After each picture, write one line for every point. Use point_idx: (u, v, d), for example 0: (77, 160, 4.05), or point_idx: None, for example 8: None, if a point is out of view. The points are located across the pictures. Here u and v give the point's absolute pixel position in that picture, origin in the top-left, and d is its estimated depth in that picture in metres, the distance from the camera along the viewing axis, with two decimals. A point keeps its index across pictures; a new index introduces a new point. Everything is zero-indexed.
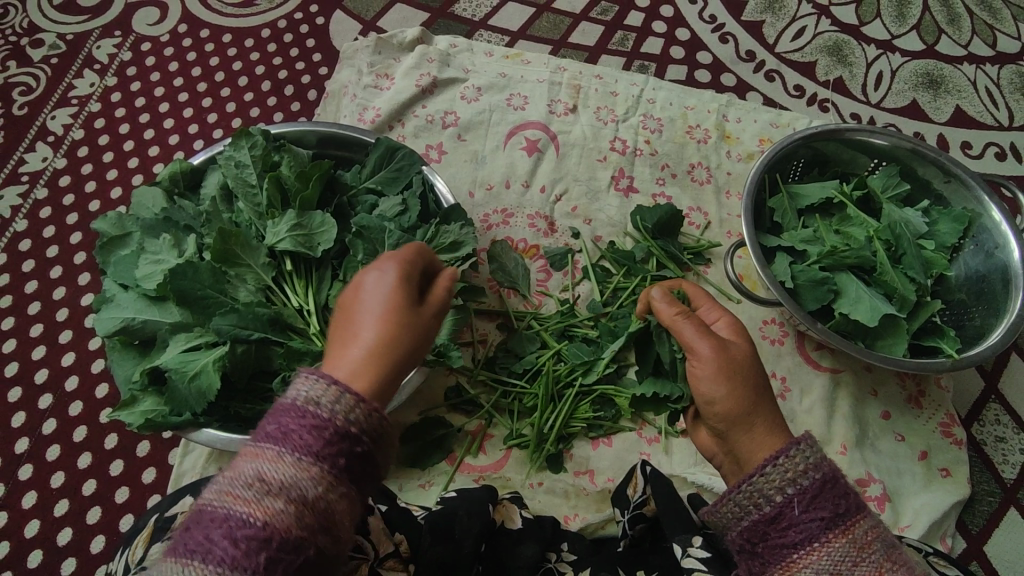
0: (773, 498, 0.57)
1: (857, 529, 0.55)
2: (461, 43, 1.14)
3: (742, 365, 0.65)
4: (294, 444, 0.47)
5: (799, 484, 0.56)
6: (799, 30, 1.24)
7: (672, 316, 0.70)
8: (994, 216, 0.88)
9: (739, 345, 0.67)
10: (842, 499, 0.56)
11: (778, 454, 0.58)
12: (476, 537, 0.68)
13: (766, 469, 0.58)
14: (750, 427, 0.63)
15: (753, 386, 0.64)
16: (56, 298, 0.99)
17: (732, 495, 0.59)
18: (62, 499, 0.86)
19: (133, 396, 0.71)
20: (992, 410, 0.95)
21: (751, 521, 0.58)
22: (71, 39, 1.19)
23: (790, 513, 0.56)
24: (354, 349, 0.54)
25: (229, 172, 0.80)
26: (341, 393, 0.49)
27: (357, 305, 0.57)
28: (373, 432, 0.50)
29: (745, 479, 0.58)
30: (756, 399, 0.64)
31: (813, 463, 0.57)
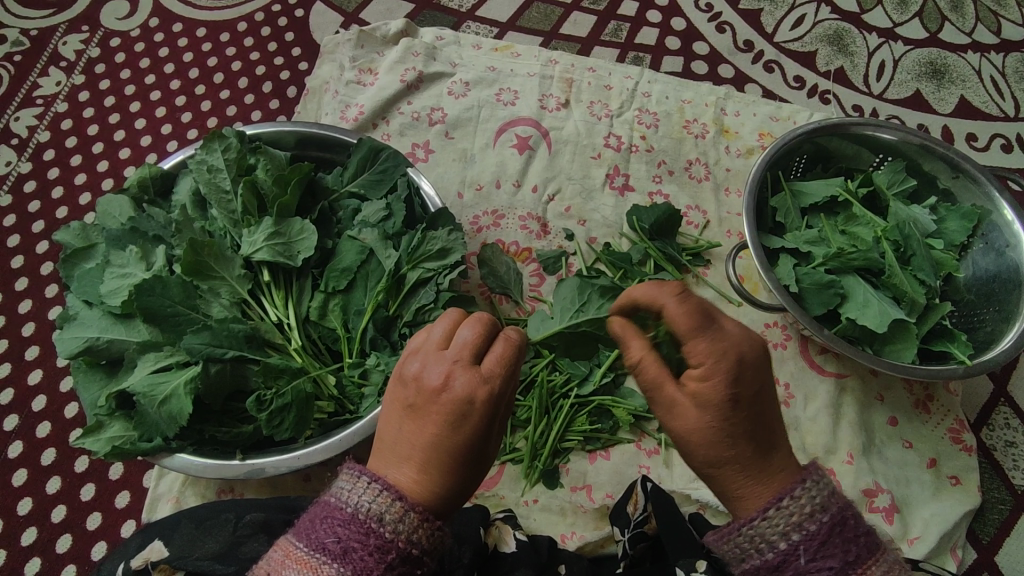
0: (777, 544, 0.50)
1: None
2: (447, 35, 1.09)
3: (719, 430, 0.52)
4: (354, 566, 0.46)
5: (805, 530, 0.49)
6: (799, 18, 1.20)
7: (636, 360, 0.54)
8: (1005, 214, 0.84)
9: (713, 401, 0.51)
10: (852, 544, 0.49)
11: (781, 495, 0.51)
12: (468, 567, 0.64)
13: (767, 513, 0.51)
14: (729, 496, 0.54)
15: (727, 438, 0.52)
16: (22, 312, 0.94)
17: (732, 535, 0.52)
18: (30, 526, 0.82)
19: (99, 421, 0.67)
20: (1001, 413, 0.92)
21: (753, 565, 0.51)
22: (36, 36, 1.13)
23: (796, 561, 0.49)
24: (412, 463, 0.50)
25: (201, 177, 0.75)
26: (405, 511, 0.48)
27: (433, 415, 0.50)
28: (431, 551, 0.49)
29: (745, 521, 0.51)
30: (727, 470, 0.53)
31: (820, 504, 0.50)
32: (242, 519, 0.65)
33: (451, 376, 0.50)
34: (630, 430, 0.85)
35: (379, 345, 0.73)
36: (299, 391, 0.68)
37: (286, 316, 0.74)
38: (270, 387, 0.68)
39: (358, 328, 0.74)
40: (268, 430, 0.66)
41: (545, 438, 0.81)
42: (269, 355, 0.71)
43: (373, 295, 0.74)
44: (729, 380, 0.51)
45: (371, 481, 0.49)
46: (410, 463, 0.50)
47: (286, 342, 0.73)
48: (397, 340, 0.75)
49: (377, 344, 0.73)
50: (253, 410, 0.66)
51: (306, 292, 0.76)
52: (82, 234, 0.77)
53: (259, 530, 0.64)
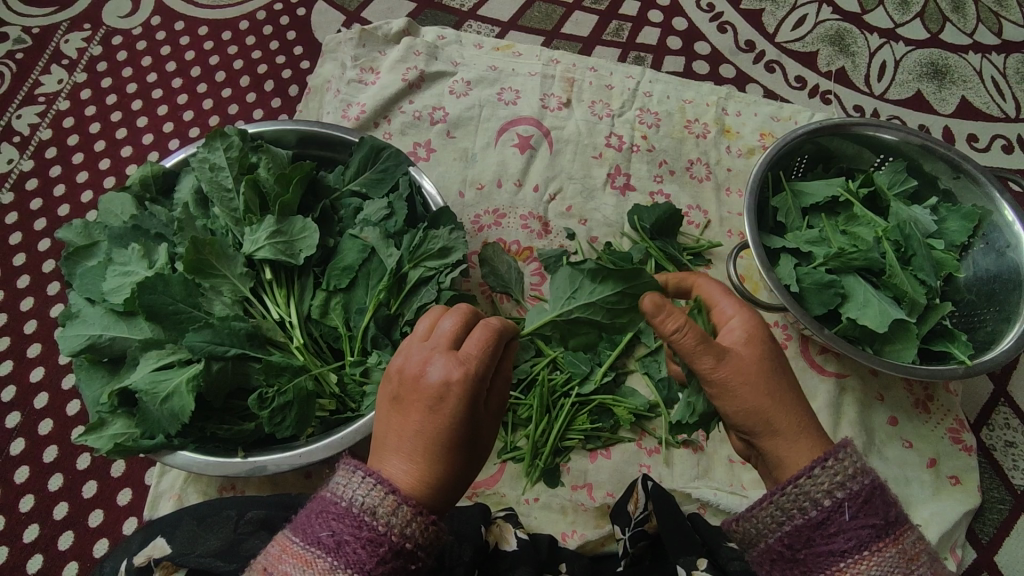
0: (821, 502, 0.53)
1: (905, 539, 0.52)
2: (449, 35, 1.09)
3: (769, 368, 0.58)
4: (347, 559, 0.46)
5: (849, 488, 0.53)
6: (801, 18, 1.20)
7: (677, 325, 0.58)
8: (1005, 214, 0.84)
9: (750, 359, 0.59)
10: (890, 507, 0.53)
11: (826, 455, 0.54)
12: (469, 564, 0.64)
13: (813, 471, 0.54)
14: (791, 438, 0.58)
15: (769, 394, 0.58)
16: (23, 309, 0.94)
17: (778, 495, 0.55)
18: (32, 523, 0.82)
19: (101, 419, 0.67)
20: (1001, 413, 0.92)
21: (795, 525, 0.54)
22: (38, 34, 1.13)
23: (839, 519, 0.52)
24: (403, 451, 0.51)
25: (203, 175, 0.75)
26: (398, 505, 0.48)
27: (416, 401, 0.51)
28: (428, 547, 0.49)
29: (791, 480, 0.55)
30: (782, 406, 0.58)
31: (861, 468, 0.54)
32: (243, 516, 0.65)
33: (429, 364, 0.52)
34: (630, 429, 0.85)
35: (381, 343, 0.73)
36: (300, 389, 0.68)
37: (288, 314, 0.74)
38: (272, 385, 0.68)
39: (359, 327, 0.74)
40: (269, 427, 0.66)
41: (546, 437, 0.82)
42: (271, 353, 0.71)
43: (374, 293, 0.74)
44: (754, 345, 0.60)
45: (365, 474, 0.49)
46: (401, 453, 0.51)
47: (288, 340, 0.73)
48: (398, 339, 0.75)
49: (378, 342, 0.74)
50: (254, 408, 0.67)
51: (308, 290, 0.76)
52: (84, 232, 0.77)
53: (260, 527, 0.64)
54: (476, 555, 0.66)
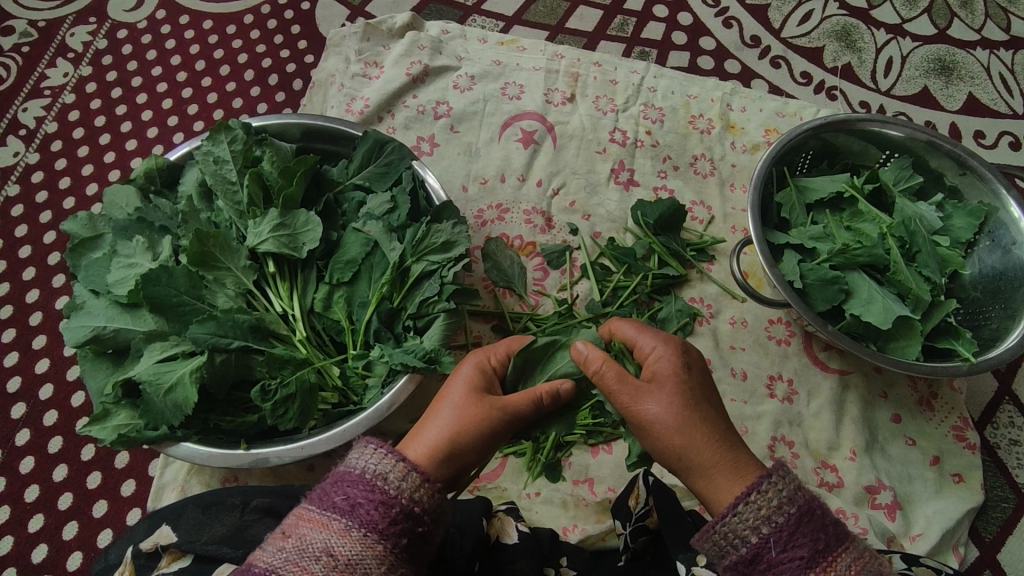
0: (750, 539, 0.54)
1: (839, 564, 0.52)
2: (453, 29, 1.09)
3: (687, 403, 0.61)
4: (360, 518, 0.50)
5: (775, 522, 0.53)
6: (807, 13, 1.19)
7: (596, 366, 0.62)
8: (1011, 211, 0.84)
9: (668, 389, 0.61)
10: (820, 533, 0.53)
11: (750, 490, 0.55)
12: (470, 556, 0.66)
13: (738, 508, 0.54)
14: (707, 470, 0.59)
15: (680, 430, 0.60)
16: (30, 301, 0.95)
17: (709, 533, 0.55)
18: (37, 513, 0.83)
19: (104, 410, 0.67)
20: (1006, 412, 0.92)
21: (730, 561, 0.54)
22: (43, 27, 1.13)
23: (769, 554, 0.53)
24: (425, 439, 0.59)
25: (207, 168, 0.76)
26: (408, 471, 0.53)
27: (441, 399, 0.62)
28: (432, 513, 0.53)
29: (719, 518, 0.55)
30: (698, 443, 0.60)
31: (787, 496, 0.54)
32: (248, 504, 0.66)
33: (451, 375, 0.64)
34: None
35: (383, 336, 0.73)
36: (303, 381, 0.69)
37: (291, 307, 0.74)
38: (274, 378, 0.68)
39: (362, 320, 0.74)
40: (272, 420, 0.66)
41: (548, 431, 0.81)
42: (273, 346, 0.72)
43: (378, 287, 0.74)
44: (678, 374, 0.63)
45: (375, 444, 0.54)
46: (427, 434, 0.60)
47: (290, 333, 0.73)
48: (401, 332, 0.75)
49: (380, 335, 0.73)
50: (257, 401, 0.67)
51: (311, 284, 0.77)
52: (89, 224, 0.77)
53: (265, 515, 0.65)
54: (477, 548, 0.67)
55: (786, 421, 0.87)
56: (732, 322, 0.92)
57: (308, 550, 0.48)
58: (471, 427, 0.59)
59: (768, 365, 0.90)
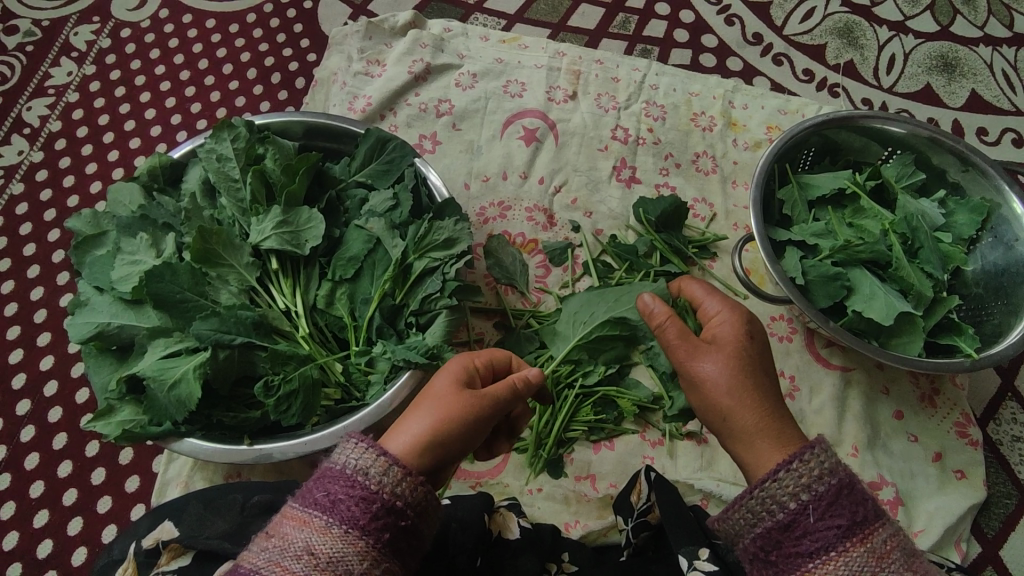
0: (788, 505, 0.53)
1: (876, 538, 0.51)
2: (454, 27, 1.09)
3: (743, 369, 0.62)
4: (339, 515, 0.49)
5: (814, 491, 0.52)
6: (809, 10, 1.19)
7: (660, 320, 0.65)
8: (1014, 207, 0.84)
9: (728, 351, 0.62)
10: (859, 506, 0.51)
11: (792, 458, 0.54)
12: (471, 552, 0.65)
13: (778, 474, 0.53)
14: (750, 436, 0.60)
15: (729, 393, 0.61)
16: (34, 299, 0.95)
17: (745, 499, 0.54)
18: (42, 509, 0.83)
19: (110, 405, 0.68)
20: (1008, 408, 0.92)
21: (764, 528, 0.53)
22: (47, 26, 1.14)
23: (805, 521, 0.52)
24: (410, 430, 0.57)
25: (210, 165, 0.76)
26: (389, 465, 0.52)
27: (425, 397, 0.60)
28: (417, 507, 0.52)
29: (758, 483, 0.54)
30: (747, 410, 0.60)
31: (829, 468, 0.53)
32: (249, 501, 0.66)
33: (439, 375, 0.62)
34: (634, 421, 0.85)
35: (386, 333, 0.74)
36: (306, 377, 0.69)
37: (293, 303, 0.75)
38: (278, 374, 0.69)
39: (365, 316, 0.75)
40: (275, 415, 0.67)
41: (549, 428, 0.81)
42: (277, 342, 0.72)
43: (380, 283, 0.75)
44: (738, 336, 0.63)
45: (358, 439, 0.53)
46: (412, 425, 0.57)
47: (293, 329, 0.74)
48: (403, 329, 0.75)
49: (383, 332, 0.74)
50: (260, 396, 0.68)
51: (314, 280, 0.77)
52: (93, 221, 0.78)
53: (266, 511, 0.65)
54: (478, 544, 0.66)
55: None
56: None
57: (290, 549, 0.48)
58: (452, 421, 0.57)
59: None
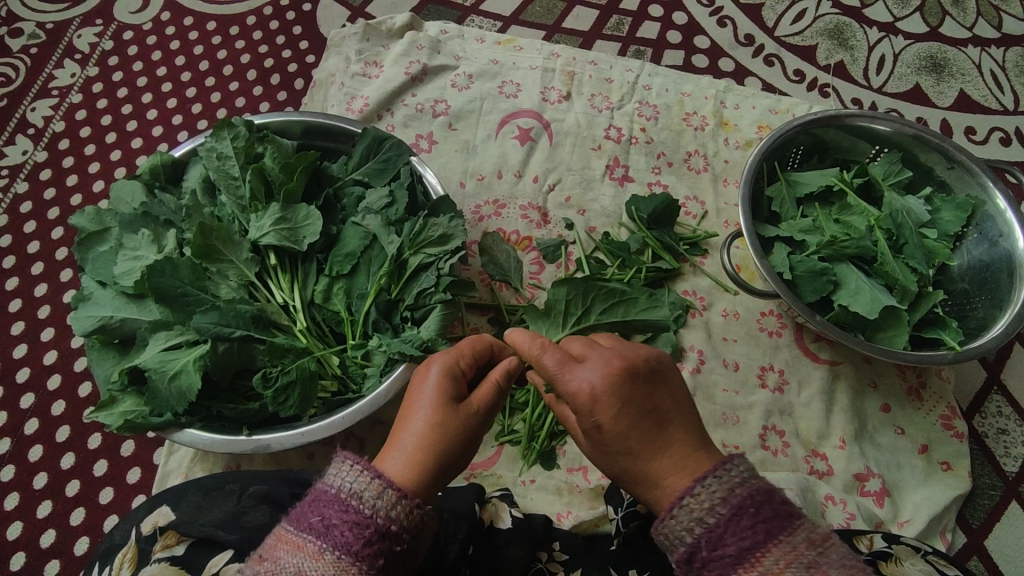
0: (686, 538, 0.52)
1: (770, 558, 0.48)
2: (451, 29, 1.11)
3: (626, 404, 0.58)
4: (333, 541, 0.49)
5: (705, 522, 0.51)
6: (800, 12, 1.21)
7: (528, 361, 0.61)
8: (998, 203, 0.86)
9: (610, 396, 0.57)
10: (756, 526, 0.49)
11: (695, 483, 0.53)
12: (463, 540, 0.68)
13: (676, 508, 0.52)
14: (651, 467, 0.57)
15: (625, 434, 0.58)
16: (38, 295, 0.97)
17: (653, 534, 0.54)
18: (45, 499, 0.85)
19: (112, 396, 0.70)
20: (994, 402, 0.93)
21: (672, 562, 0.53)
22: (52, 29, 1.16)
23: (703, 553, 0.51)
24: (403, 450, 0.57)
25: (210, 164, 0.78)
26: (384, 488, 0.52)
27: (413, 409, 0.60)
28: (412, 530, 0.52)
29: (660, 518, 0.53)
30: (639, 441, 0.58)
31: (724, 491, 0.51)
32: (246, 490, 0.68)
33: (420, 382, 0.62)
34: None
35: (382, 327, 0.76)
36: (303, 369, 0.71)
37: (292, 298, 0.77)
38: (276, 366, 0.71)
39: (361, 311, 0.76)
40: (273, 406, 0.69)
41: (542, 420, 0.84)
42: (275, 335, 0.74)
43: (376, 278, 0.77)
44: (620, 380, 0.58)
45: (351, 461, 0.53)
46: (405, 445, 0.58)
47: (291, 323, 0.76)
48: (399, 323, 0.77)
49: (379, 326, 0.76)
50: (259, 388, 0.69)
51: (312, 275, 0.79)
52: (96, 218, 0.79)
53: (262, 500, 0.67)
54: (471, 532, 0.69)
55: (777, 410, 0.89)
56: (725, 314, 0.94)
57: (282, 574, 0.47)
58: (446, 432, 0.58)
59: (760, 357, 0.92)
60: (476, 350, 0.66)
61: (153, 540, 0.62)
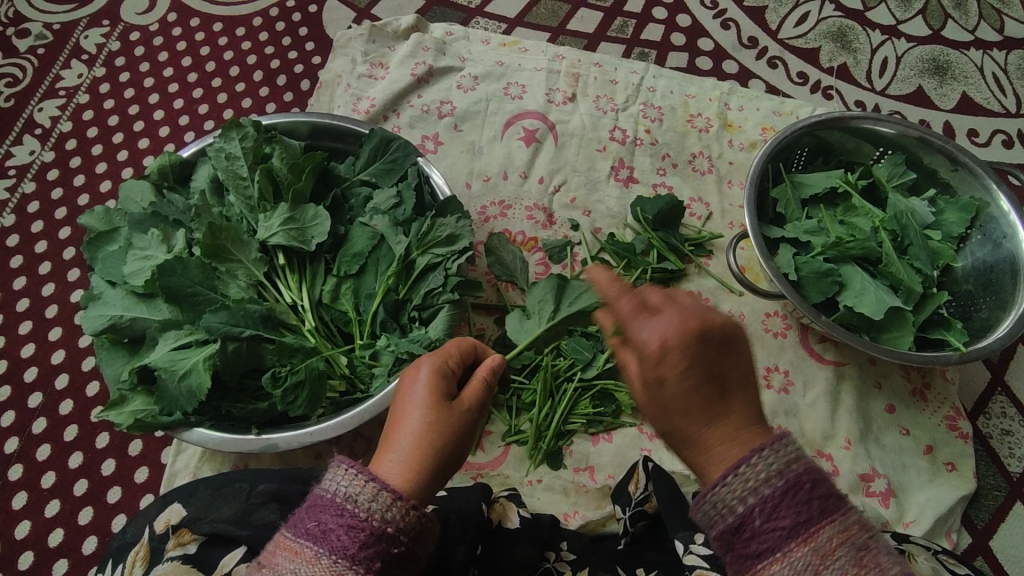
0: (736, 508, 0.49)
1: (821, 536, 0.48)
2: (456, 31, 1.12)
3: (689, 366, 0.52)
4: (329, 545, 0.48)
5: (760, 495, 0.49)
6: (803, 15, 1.22)
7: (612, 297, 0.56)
8: (1002, 205, 0.86)
9: (677, 347, 0.52)
10: (807, 506, 0.48)
11: (741, 461, 0.50)
12: (470, 541, 0.67)
13: (726, 478, 0.50)
14: (701, 444, 0.53)
15: (680, 396, 0.52)
16: (45, 295, 0.97)
17: (698, 504, 0.51)
18: (54, 498, 0.85)
19: (122, 395, 0.70)
20: (998, 403, 0.94)
21: (715, 533, 0.50)
22: (58, 29, 1.16)
23: (752, 524, 0.49)
24: (398, 452, 0.55)
25: (219, 164, 0.78)
26: (378, 491, 0.50)
27: (404, 410, 0.57)
28: (411, 532, 0.50)
29: (708, 488, 0.51)
30: (692, 409, 0.52)
31: (777, 469, 0.49)
32: (254, 488, 0.68)
33: (409, 383, 0.60)
34: (631, 414, 0.87)
35: (390, 326, 0.76)
36: (312, 369, 0.71)
37: (300, 298, 0.77)
38: (285, 365, 0.71)
39: (369, 311, 0.77)
40: (282, 405, 0.69)
41: (549, 420, 0.84)
42: (284, 335, 0.74)
43: (384, 279, 0.77)
44: (690, 335, 0.52)
45: (346, 464, 0.51)
46: (399, 447, 0.55)
47: (299, 323, 0.76)
48: (406, 323, 0.77)
49: (387, 326, 0.76)
50: (268, 387, 0.70)
51: (319, 275, 0.79)
52: (106, 218, 0.80)
53: (272, 499, 0.67)
54: (478, 532, 0.69)
55: (782, 411, 0.89)
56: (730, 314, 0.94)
57: None
58: (441, 430, 0.56)
59: (765, 357, 0.92)
60: (465, 348, 0.64)
61: (163, 538, 0.62)
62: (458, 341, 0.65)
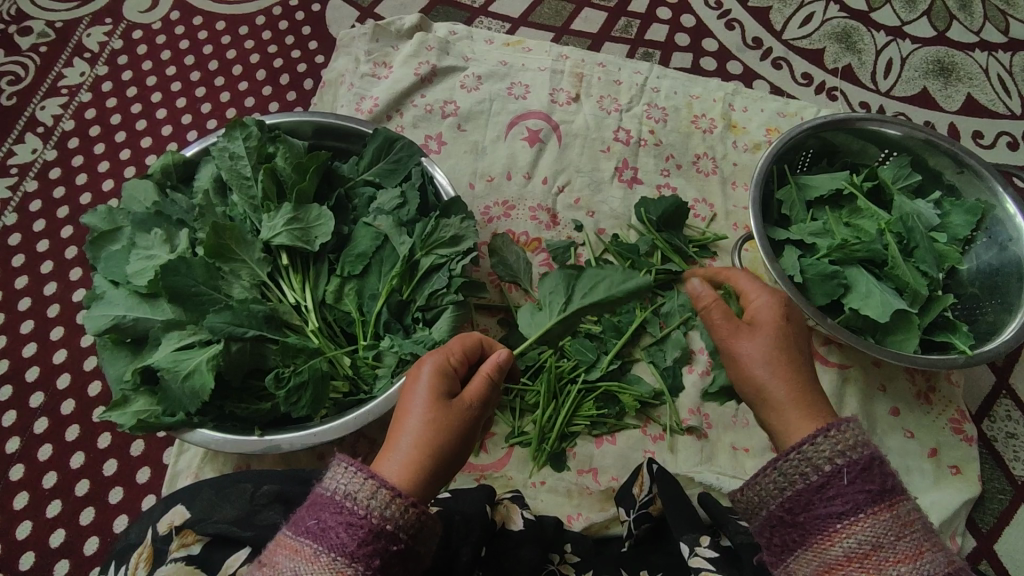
0: (822, 467, 0.53)
1: (900, 507, 0.51)
2: (460, 30, 1.12)
3: (781, 349, 0.62)
4: (328, 544, 0.48)
5: (847, 457, 0.53)
6: (808, 16, 1.21)
7: (704, 303, 0.66)
8: (1008, 208, 0.86)
9: (768, 326, 0.64)
10: (888, 477, 0.52)
11: (820, 430, 0.55)
12: (475, 542, 0.67)
13: (814, 439, 0.54)
14: (783, 410, 0.60)
15: (784, 368, 0.62)
16: (47, 294, 0.97)
17: (776, 463, 0.55)
18: (55, 499, 0.85)
19: (124, 396, 0.70)
20: (1002, 406, 0.93)
21: (793, 492, 0.54)
22: (60, 28, 1.16)
23: (837, 483, 0.52)
24: (400, 453, 0.54)
25: (223, 163, 0.78)
26: (377, 488, 0.49)
27: (407, 409, 0.56)
28: (410, 529, 0.50)
29: (792, 447, 0.55)
30: (780, 381, 0.61)
31: (862, 440, 0.54)
32: (259, 488, 0.67)
33: (412, 379, 0.58)
34: (635, 416, 0.87)
35: (393, 327, 0.76)
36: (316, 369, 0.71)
37: (303, 298, 0.77)
38: (288, 365, 0.71)
39: (373, 312, 0.76)
40: (285, 406, 0.69)
41: (553, 422, 0.83)
42: (287, 335, 0.74)
43: (387, 279, 0.76)
44: (779, 329, 0.63)
45: (344, 463, 0.51)
46: (401, 448, 0.54)
47: (302, 323, 0.75)
48: (410, 324, 0.77)
49: (390, 327, 0.76)
50: (271, 388, 0.69)
51: (323, 276, 0.79)
52: (109, 218, 0.79)
53: (275, 500, 0.67)
54: (483, 534, 0.68)
55: None
56: None
57: None
58: (442, 431, 0.55)
59: None
60: (472, 342, 0.62)
61: (167, 539, 0.62)
62: (465, 335, 0.63)
